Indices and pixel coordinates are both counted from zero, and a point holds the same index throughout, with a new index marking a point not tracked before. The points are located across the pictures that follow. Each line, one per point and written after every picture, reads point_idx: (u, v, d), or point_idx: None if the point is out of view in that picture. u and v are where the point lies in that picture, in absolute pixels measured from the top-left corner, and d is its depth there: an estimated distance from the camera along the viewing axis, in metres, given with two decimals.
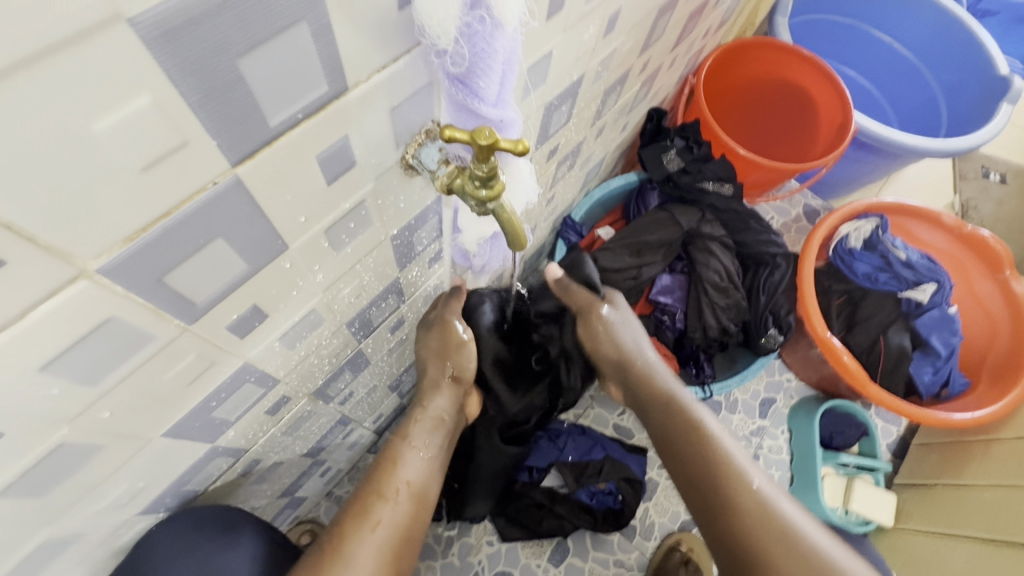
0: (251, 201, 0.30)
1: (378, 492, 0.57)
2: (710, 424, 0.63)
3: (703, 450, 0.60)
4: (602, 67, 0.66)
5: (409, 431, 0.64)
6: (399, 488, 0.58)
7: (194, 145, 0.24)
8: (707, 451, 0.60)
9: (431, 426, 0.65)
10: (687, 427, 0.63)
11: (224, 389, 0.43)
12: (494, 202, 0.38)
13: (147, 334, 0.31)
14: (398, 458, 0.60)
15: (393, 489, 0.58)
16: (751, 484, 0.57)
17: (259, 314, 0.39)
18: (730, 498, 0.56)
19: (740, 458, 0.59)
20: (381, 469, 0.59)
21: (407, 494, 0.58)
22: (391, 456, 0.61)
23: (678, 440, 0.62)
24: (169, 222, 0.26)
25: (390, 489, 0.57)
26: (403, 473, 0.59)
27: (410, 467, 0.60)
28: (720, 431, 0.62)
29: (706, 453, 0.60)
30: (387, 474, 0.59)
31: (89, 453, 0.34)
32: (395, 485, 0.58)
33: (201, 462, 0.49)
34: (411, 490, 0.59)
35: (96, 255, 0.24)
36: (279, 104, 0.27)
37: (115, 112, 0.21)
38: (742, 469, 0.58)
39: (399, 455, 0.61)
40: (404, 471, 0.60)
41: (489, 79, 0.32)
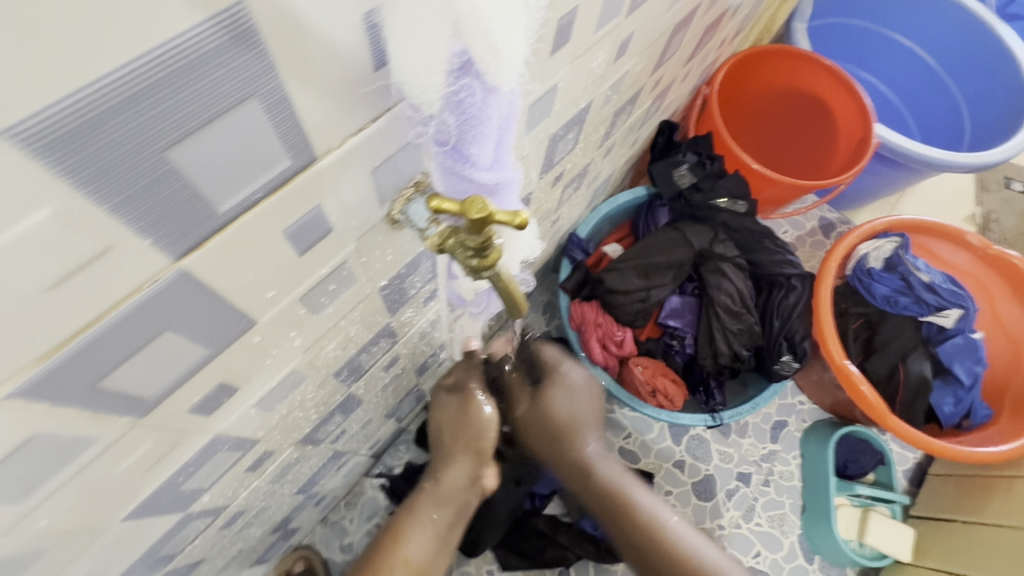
0: (205, 289, 0.26)
1: (375, 570, 0.57)
2: (642, 501, 0.64)
3: (650, 536, 0.62)
4: (612, 91, 0.61)
5: (417, 502, 0.60)
6: (393, 573, 0.57)
7: (119, 248, 0.20)
8: (655, 539, 0.62)
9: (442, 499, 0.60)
10: (622, 508, 0.63)
11: (193, 463, 0.39)
12: (488, 270, 0.34)
13: (87, 439, 0.27)
14: (398, 537, 0.59)
15: (390, 566, 0.57)
16: (699, 562, 0.60)
17: (227, 390, 0.35)
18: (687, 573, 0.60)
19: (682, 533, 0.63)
20: (388, 539, 0.59)
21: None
22: (397, 529, 0.60)
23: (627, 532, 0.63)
24: (99, 330, 0.22)
25: (385, 573, 0.57)
26: (403, 551, 0.58)
27: (413, 545, 0.59)
28: (653, 507, 0.64)
29: (654, 541, 0.62)
30: (387, 550, 0.58)
31: (32, 558, 0.31)
32: (389, 570, 0.57)
33: (174, 530, 0.46)
34: (408, 567, 0.58)
35: (5, 379, 0.20)
36: (229, 189, 0.23)
37: (3, 232, 0.16)
38: (688, 547, 0.61)
39: (404, 531, 0.59)
40: (405, 548, 0.58)
41: (483, 146, 0.27)
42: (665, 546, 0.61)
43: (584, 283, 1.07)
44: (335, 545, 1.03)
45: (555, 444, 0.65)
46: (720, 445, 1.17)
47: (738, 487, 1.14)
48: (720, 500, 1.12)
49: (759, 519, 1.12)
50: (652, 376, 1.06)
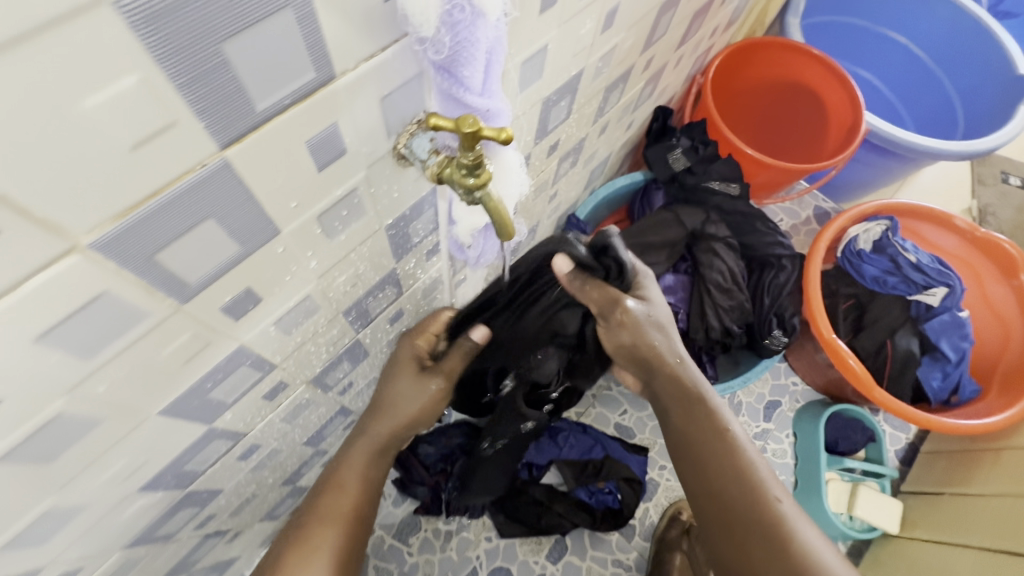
0: (242, 183, 0.31)
1: (319, 520, 0.56)
2: (736, 430, 0.62)
3: (732, 463, 0.59)
4: (602, 64, 0.67)
5: (354, 453, 0.62)
6: (341, 516, 0.57)
7: (183, 125, 0.25)
8: (736, 466, 0.59)
9: (381, 449, 0.63)
10: (710, 429, 0.62)
11: (220, 371, 0.44)
12: (482, 189, 0.39)
13: (141, 310, 0.32)
14: (344, 483, 0.59)
15: (334, 517, 0.56)
16: (772, 498, 0.57)
17: (253, 298, 0.40)
18: (752, 502, 0.57)
19: (763, 474, 0.59)
20: (323, 496, 0.58)
21: (347, 519, 0.57)
22: (335, 482, 0.59)
23: (706, 450, 0.61)
24: (159, 201, 0.27)
25: (333, 515, 0.56)
26: (347, 499, 0.58)
27: (353, 490, 0.59)
28: (745, 440, 0.62)
29: (737, 467, 0.59)
30: (327, 499, 0.58)
31: (86, 426, 0.36)
32: (336, 515, 0.57)
33: (199, 443, 0.51)
34: (353, 516, 0.58)
35: (89, 230, 0.25)
36: (266, 89, 0.28)
37: (104, 90, 0.22)
38: (766, 483, 0.58)
39: (342, 480, 0.59)
40: (349, 498, 0.59)
41: (474, 69, 0.33)
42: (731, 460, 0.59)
43: None
44: None
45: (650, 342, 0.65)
46: None
47: None
48: None
49: None
50: None
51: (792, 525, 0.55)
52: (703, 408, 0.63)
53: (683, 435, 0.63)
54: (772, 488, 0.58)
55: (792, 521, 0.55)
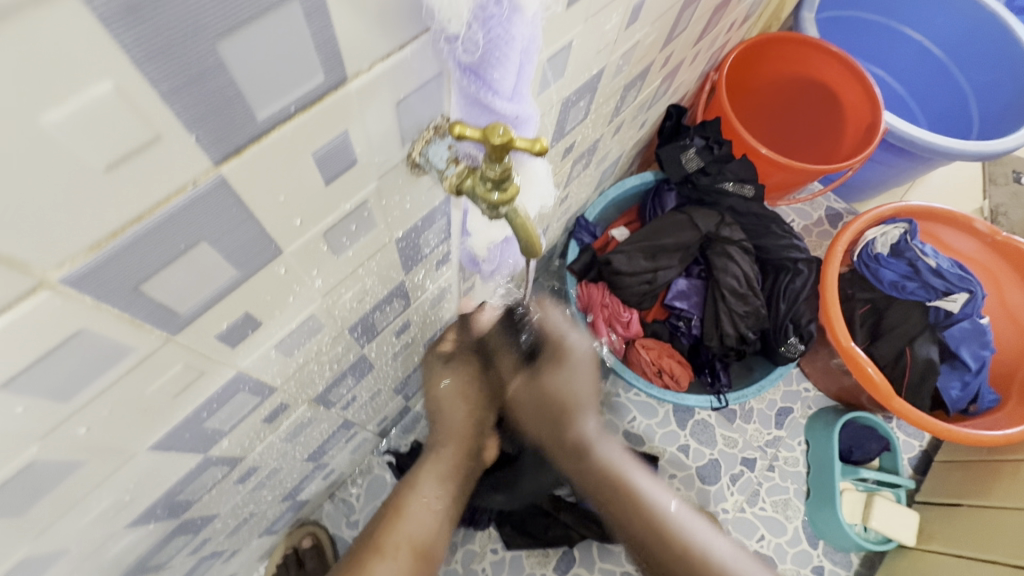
0: (240, 202, 0.27)
1: (377, 550, 0.54)
2: (642, 483, 0.61)
3: (644, 518, 0.59)
4: (623, 61, 0.62)
5: (414, 479, 0.59)
6: (400, 547, 0.55)
7: (169, 140, 0.21)
8: (648, 521, 0.59)
9: (444, 475, 0.59)
10: (621, 490, 0.61)
11: (215, 399, 0.40)
12: (506, 206, 0.35)
13: (124, 345, 0.28)
14: (402, 511, 0.57)
15: (394, 546, 0.55)
16: (691, 541, 0.58)
17: (252, 322, 0.36)
18: (667, 551, 0.58)
19: (681, 517, 0.59)
20: (383, 522, 0.57)
21: (407, 551, 0.55)
22: (395, 507, 0.58)
23: (621, 510, 0.61)
24: (143, 227, 0.23)
25: (390, 546, 0.55)
26: (405, 528, 0.56)
27: (415, 521, 0.57)
28: (655, 489, 0.61)
29: (649, 520, 0.59)
30: (388, 527, 0.56)
31: (66, 470, 0.32)
32: (394, 544, 0.55)
33: (193, 473, 0.47)
34: (413, 547, 0.56)
35: (58, 264, 0.22)
36: (268, 95, 0.24)
37: (69, 101, 0.18)
38: (683, 528, 0.59)
39: (403, 506, 0.58)
40: (409, 528, 0.57)
41: (505, 71, 0.29)
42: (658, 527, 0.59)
43: (591, 266, 1.07)
44: (343, 522, 1.04)
45: (552, 422, 0.64)
46: (725, 430, 1.17)
47: (743, 471, 1.14)
48: (725, 484, 1.13)
49: (763, 504, 1.12)
50: (658, 357, 1.08)
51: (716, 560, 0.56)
52: (607, 469, 0.62)
53: (597, 496, 0.63)
54: (690, 529, 0.58)
55: (718, 558, 0.57)
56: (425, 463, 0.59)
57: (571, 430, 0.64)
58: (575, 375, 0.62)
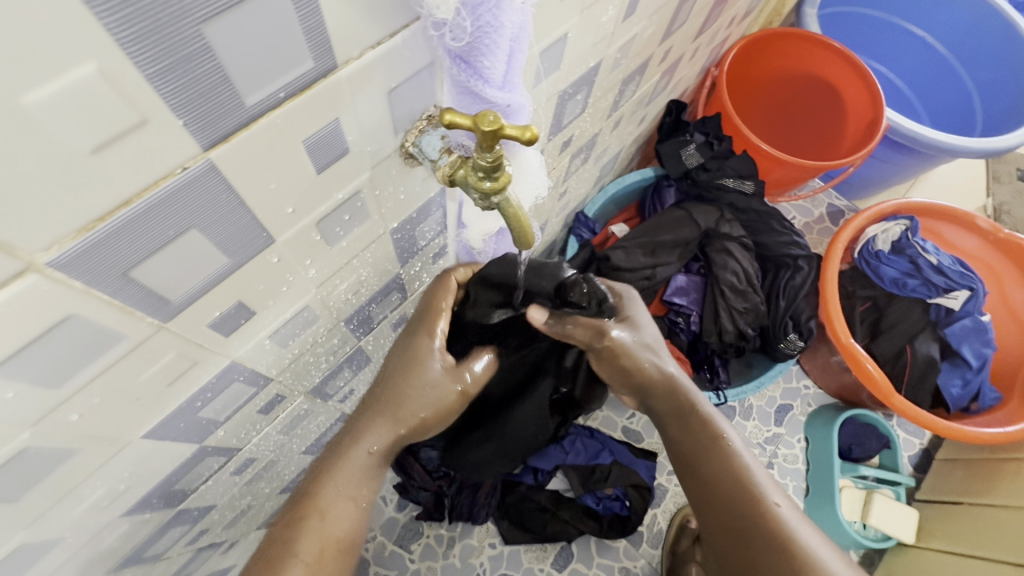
0: (229, 188, 0.27)
1: (295, 554, 0.46)
2: (732, 438, 0.57)
3: (727, 472, 0.54)
4: (620, 54, 0.62)
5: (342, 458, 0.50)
6: (318, 549, 0.47)
7: (155, 124, 0.22)
8: (732, 474, 0.54)
9: (370, 463, 0.51)
10: (708, 439, 0.56)
11: (209, 389, 0.40)
12: (499, 195, 0.35)
13: (115, 332, 0.28)
14: (323, 510, 0.48)
15: (317, 549, 0.47)
16: (771, 501, 0.52)
17: (245, 312, 0.37)
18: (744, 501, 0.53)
19: (761, 477, 0.54)
20: (299, 522, 0.47)
21: (331, 553, 0.48)
22: (316, 506, 0.48)
23: (705, 462, 0.56)
24: (132, 212, 0.24)
25: (307, 550, 0.46)
26: (330, 526, 0.48)
27: (340, 517, 0.49)
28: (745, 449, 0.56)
29: (732, 477, 0.54)
30: (303, 530, 0.47)
31: (60, 457, 0.32)
32: (312, 546, 0.47)
33: (189, 463, 0.47)
34: (339, 546, 0.48)
35: (47, 247, 0.22)
36: (256, 81, 0.24)
37: (52, 82, 0.18)
38: (762, 488, 0.53)
39: (326, 506, 0.48)
40: (328, 524, 0.48)
41: (495, 58, 0.29)
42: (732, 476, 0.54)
43: (590, 262, 1.05)
44: None
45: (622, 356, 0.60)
46: None
47: None
48: None
49: None
50: None
51: (792, 530, 0.50)
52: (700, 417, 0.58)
53: (678, 449, 0.58)
54: (769, 492, 0.53)
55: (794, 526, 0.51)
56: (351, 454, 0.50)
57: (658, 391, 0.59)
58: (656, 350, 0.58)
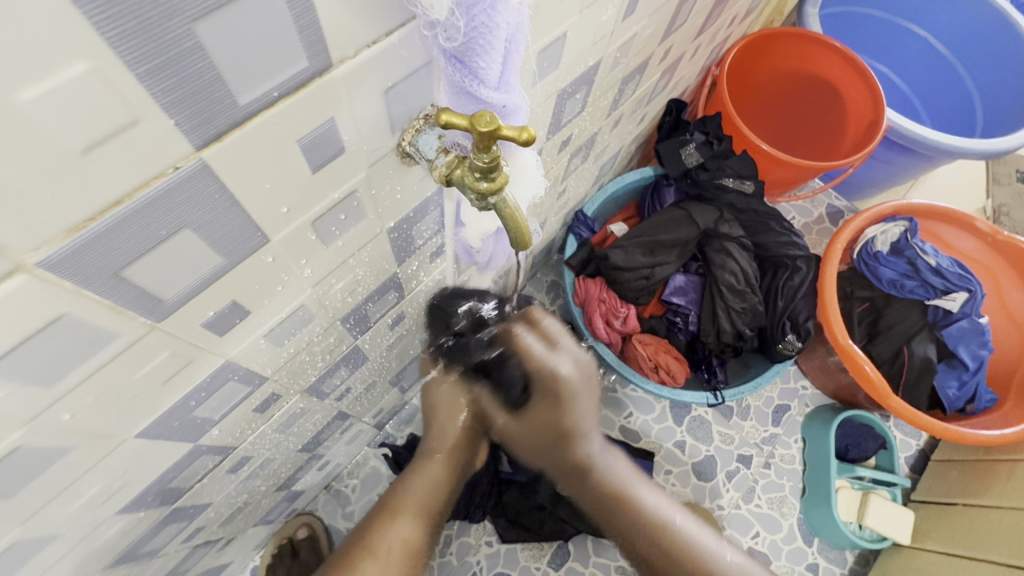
0: (222, 187, 0.27)
1: (369, 549, 0.57)
2: (647, 499, 0.65)
3: (657, 529, 0.63)
4: (620, 53, 0.62)
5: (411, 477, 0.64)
6: (390, 547, 0.58)
7: (147, 123, 0.21)
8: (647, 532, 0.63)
9: (435, 477, 0.64)
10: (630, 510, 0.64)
11: (204, 388, 0.40)
12: (495, 196, 0.35)
13: (107, 331, 0.28)
14: (396, 513, 0.60)
15: (386, 547, 0.58)
16: (701, 548, 0.62)
17: (240, 311, 0.36)
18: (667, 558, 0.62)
19: (685, 523, 0.64)
20: (374, 524, 0.59)
21: (398, 553, 0.58)
22: (389, 509, 0.60)
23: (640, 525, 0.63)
24: (123, 211, 0.23)
25: (382, 547, 0.57)
26: (398, 530, 0.59)
27: (406, 521, 0.60)
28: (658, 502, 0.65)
29: (661, 535, 0.62)
30: (381, 530, 0.59)
31: (53, 455, 0.32)
32: (386, 544, 0.58)
33: (184, 461, 0.47)
34: (405, 547, 0.59)
35: (36, 247, 0.21)
36: (250, 80, 0.24)
37: (41, 81, 0.18)
38: (693, 538, 0.63)
39: (397, 507, 0.60)
40: (398, 527, 0.59)
41: (491, 59, 0.29)
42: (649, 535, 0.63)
43: (588, 260, 1.07)
44: (338, 513, 1.04)
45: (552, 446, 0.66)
46: (722, 427, 1.17)
47: (739, 468, 1.14)
48: (720, 481, 1.13)
49: (759, 501, 1.12)
50: (654, 353, 1.07)
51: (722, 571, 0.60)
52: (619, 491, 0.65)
53: (603, 504, 0.66)
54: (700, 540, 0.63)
55: (724, 563, 0.61)
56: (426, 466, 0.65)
57: (570, 453, 0.65)
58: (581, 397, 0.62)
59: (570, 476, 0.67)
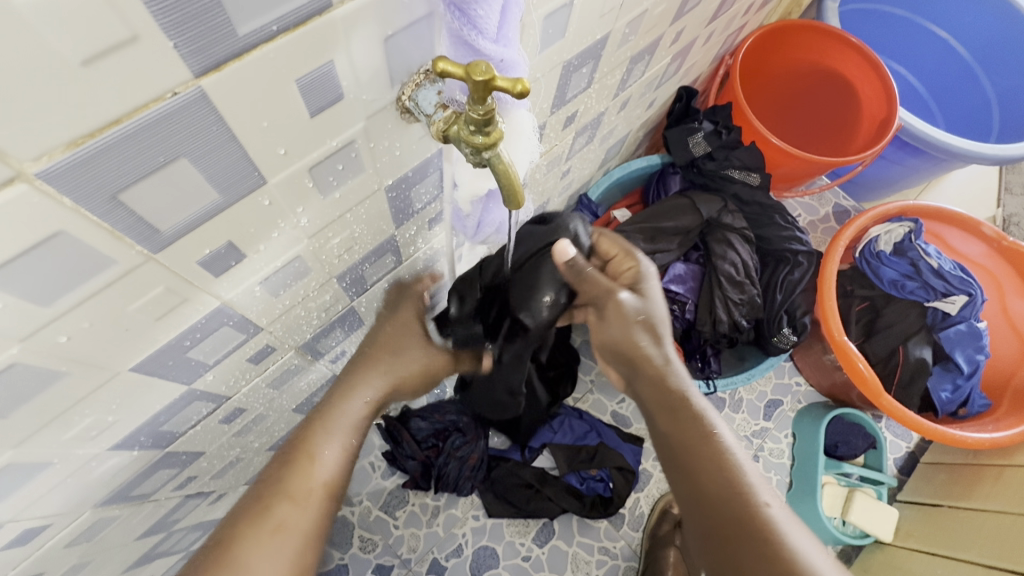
0: (220, 120, 0.28)
1: (285, 493, 0.45)
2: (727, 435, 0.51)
3: (722, 472, 0.48)
4: (629, 30, 0.62)
5: (339, 406, 0.51)
6: (308, 488, 0.46)
7: (147, 42, 0.22)
8: (728, 476, 0.48)
9: (361, 417, 0.52)
10: (703, 434, 0.50)
11: (199, 329, 0.41)
12: (490, 150, 0.35)
13: (103, 256, 0.29)
14: (314, 455, 0.48)
15: (305, 490, 0.46)
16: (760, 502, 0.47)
17: (235, 253, 0.37)
18: (739, 510, 0.46)
19: (753, 476, 0.49)
20: (290, 464, 0.47)
21: (321, 496, 0.47)
22: (307, 450, 0.48)
23: (697, 454, 0.49)
24: (121, 131, 0.24)
25: (301, 491, 0.46)
26: (320, 471, 0.47)
27: (330, 463, 0.48)
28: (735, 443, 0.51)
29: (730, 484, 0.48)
30: (295, 471, 0.46)
31: (48, 378, 0.33)
32: (303, 486, 0.46)
33: (178, 404, 0.48)
34: (329, 490, 0.48)
35: (36, 157, 0.22)
36: (250, 9, 0.24)
37: None
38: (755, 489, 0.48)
39: (317, 449, 0.48)
40: (324, 468, 0.48)
41: (488, 7, 0.31)
42: (719, 477, 0.48)
43: None
44: None
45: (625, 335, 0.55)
46: None
47: None
48: None
49: None
50: None
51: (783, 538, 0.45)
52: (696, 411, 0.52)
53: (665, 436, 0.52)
54: (760, 492, 0.48)
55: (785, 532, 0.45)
56: (346, 404, 0.51)
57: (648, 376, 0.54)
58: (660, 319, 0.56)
59: (644, 394, 0.55)
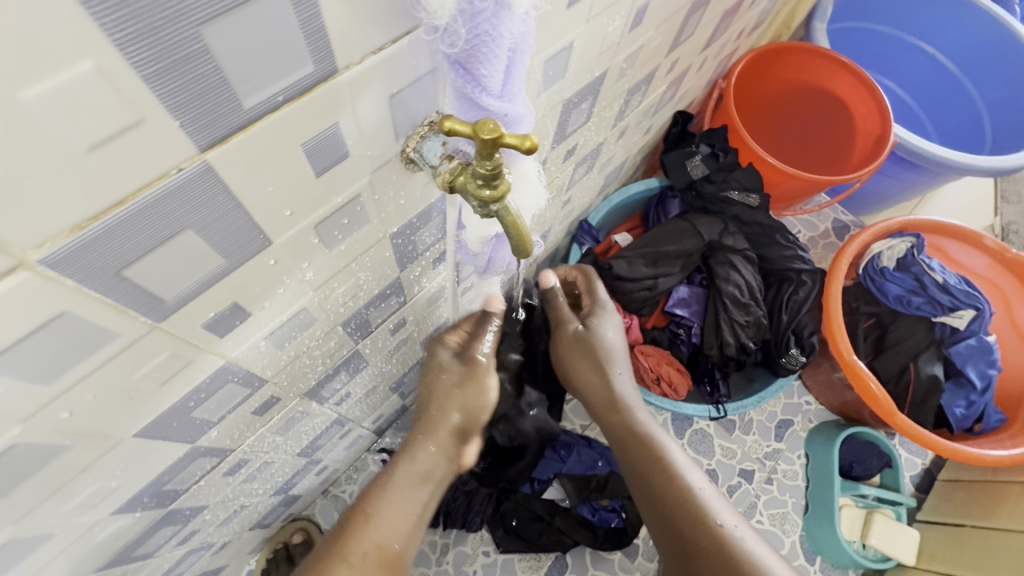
0: (227, 190, 0.27)
1: (342, 555, 0.50)
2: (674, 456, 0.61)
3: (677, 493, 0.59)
4: (627, 64, 0.62)
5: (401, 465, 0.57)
6: (366, 551, 0.51)
7: (151, 123, 0.22)
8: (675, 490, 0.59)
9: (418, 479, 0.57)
10: (655, 462, 0.61)
11: (203, 389, 0.40)
12: (498, 203, 0.35)
13: (107, 332, 0.28)
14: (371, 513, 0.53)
15: (361, 552, 0.51)
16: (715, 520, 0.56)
17: (240, 312, 0.36)
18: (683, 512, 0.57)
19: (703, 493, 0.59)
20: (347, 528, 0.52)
21: (373, 557, 0.51)
22: (364, 511, 0.53)
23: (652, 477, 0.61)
24: (125, 212, 0.24)
25: (356, 552, 0.50)
26: (375, 532, 0.52)
27: (382, 525, 0.53)
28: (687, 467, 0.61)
29: (698, 524, 0.56)
30: (354, 533, 0.52)
31: (50, 453, 0.32)
32: (361, 549, 0.51)
33: (181, 462, 0.47)
34: (380, 553, 0.52)
35: (39, 244, 0.22)
36: (255, 82, 0.24)
37: (46, 80, 0.18)
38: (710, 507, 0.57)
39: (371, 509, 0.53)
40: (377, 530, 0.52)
41: (493, 67, 0.31)
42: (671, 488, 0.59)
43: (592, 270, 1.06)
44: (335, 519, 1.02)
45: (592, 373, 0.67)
46: (723, 440, 1.16)
47: (740, 483, 1.12)
48: None
49: (760, 517, 1.10)
50: (657, 365, 1.07)
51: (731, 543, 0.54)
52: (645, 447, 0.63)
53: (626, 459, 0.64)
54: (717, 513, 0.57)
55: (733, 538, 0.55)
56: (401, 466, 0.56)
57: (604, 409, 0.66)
58: (616, 361, 0.67)
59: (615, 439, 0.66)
